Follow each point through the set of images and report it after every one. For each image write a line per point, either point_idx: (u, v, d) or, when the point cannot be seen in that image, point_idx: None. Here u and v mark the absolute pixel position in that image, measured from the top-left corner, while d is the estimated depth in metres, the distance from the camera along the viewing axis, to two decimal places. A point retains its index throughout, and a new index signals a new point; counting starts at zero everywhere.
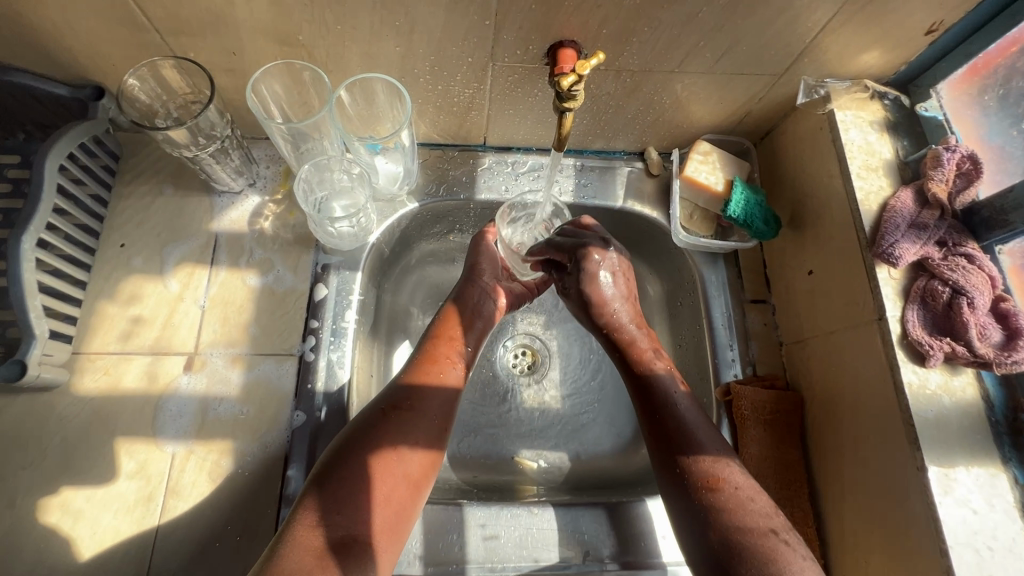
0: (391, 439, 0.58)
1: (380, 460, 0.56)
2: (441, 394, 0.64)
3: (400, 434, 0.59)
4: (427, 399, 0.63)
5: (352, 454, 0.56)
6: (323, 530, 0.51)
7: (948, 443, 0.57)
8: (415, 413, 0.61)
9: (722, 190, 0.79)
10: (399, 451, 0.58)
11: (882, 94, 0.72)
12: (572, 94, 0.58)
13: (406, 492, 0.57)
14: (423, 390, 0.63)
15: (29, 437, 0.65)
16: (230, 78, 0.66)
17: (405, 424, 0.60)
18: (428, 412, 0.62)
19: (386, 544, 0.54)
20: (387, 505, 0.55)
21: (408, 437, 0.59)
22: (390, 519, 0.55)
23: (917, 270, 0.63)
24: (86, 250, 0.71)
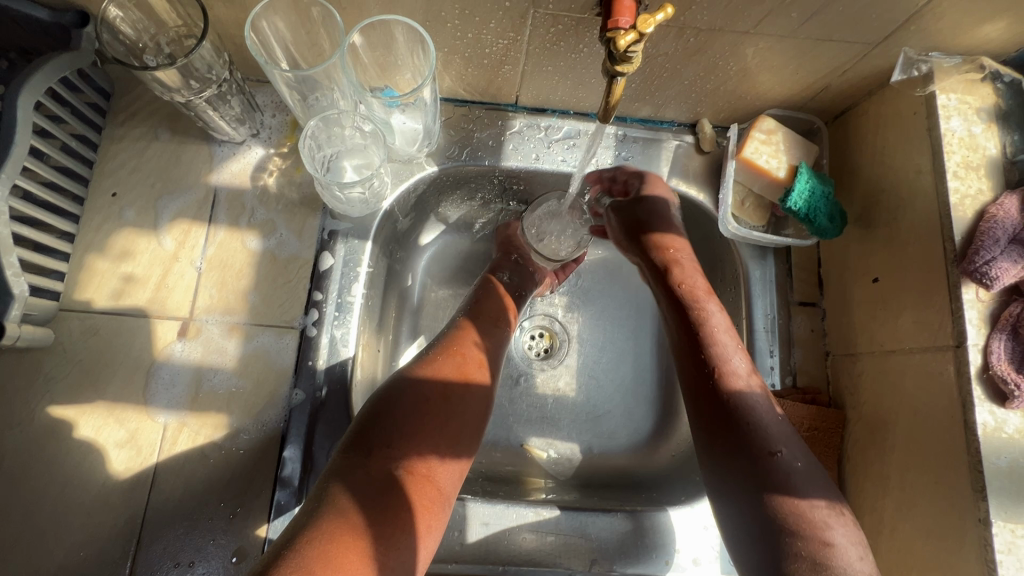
0: (438, 379, 0.58)
1: (430, 399, 0.56)
2: (484, 343, 0.65)
3: (450, 376, 0.59)
4: (477, 341, 0.64)
5: (399, 393, 0.56)
6: (373, 467, 0.51)
7: (1020, 495, 0.50)
8: (463, 358, 0.61)
9: (784, 177, 0.69)
10: (452, 389, 0.58)
11: (996, 75, 0.60)
12: (628, 57, 0.49)
13: (458, 430, 0.57)
14: (467, 339, 0.64)
15: (16, 397, 0.61)
16: (228, 10, 0.57)
17: (452, 365, 0.60)
18: (473, 355, 0.62)
19: (442, 483, 0.54)
20: (446, 440, 0.55)
21: (460, 375, 0.59)
22: (443, 460, 0.55)
23: (1011, 295, 0.54)
24: (74, 198, 0.65)
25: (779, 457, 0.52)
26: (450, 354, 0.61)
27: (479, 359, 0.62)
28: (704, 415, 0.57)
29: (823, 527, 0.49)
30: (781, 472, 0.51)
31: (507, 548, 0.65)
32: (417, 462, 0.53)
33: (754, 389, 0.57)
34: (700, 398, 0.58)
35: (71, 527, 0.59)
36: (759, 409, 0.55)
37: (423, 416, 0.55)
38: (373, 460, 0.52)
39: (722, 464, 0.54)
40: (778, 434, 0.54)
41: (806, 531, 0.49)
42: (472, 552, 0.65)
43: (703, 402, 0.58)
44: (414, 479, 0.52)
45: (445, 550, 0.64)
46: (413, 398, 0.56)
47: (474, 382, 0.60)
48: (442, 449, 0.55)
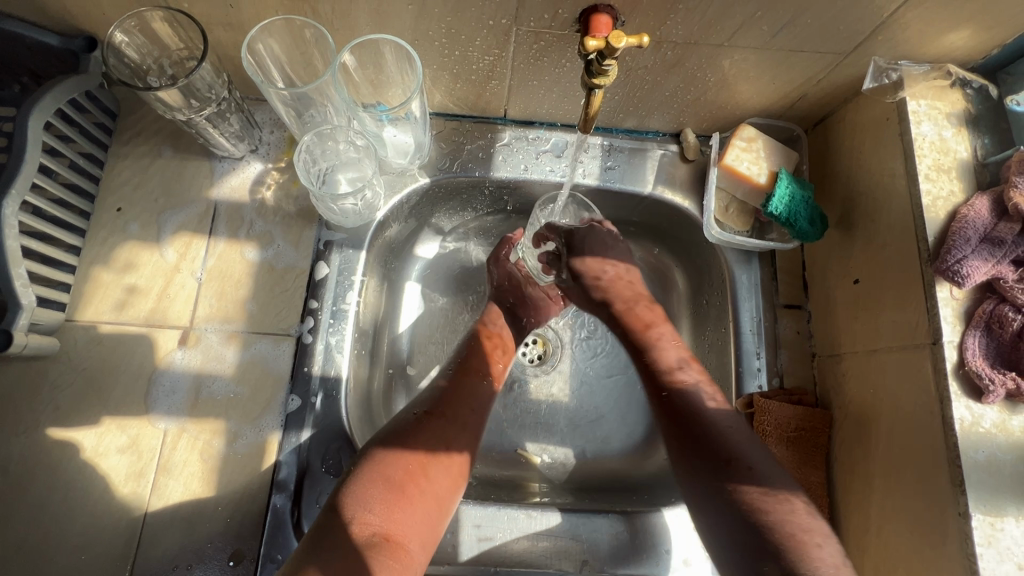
0: (426, 443, 0.58)
1: (413, 461, 0.56)
2: (468, 403, 0.65)
3: (435, 437, 0.59)
4: (456, 404, 0.64)
5: (385, 453, 0.57)
6: (354, 527, 0.51)
7: (998, 488, 0.51)
8: (448, 420, 0.62)
9: (765, 183, 0.71)
10: (432, 454, 0.58)
11: (965, 81, 0.62)
12: (604, 70, 0.51)
13: (439, 490, 0.57)
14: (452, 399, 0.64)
15: (23, 403, 0.63)
16: (227, 33, 0.61)
17: (437, 428, 0.60)
18: (455, 418, 0.62)
19: (415, 548, 0.53)
20: (422, 504, 0.55)
21: (441, 441, 0.59)
22: (419, 527, 0.54)
23: (984, 292, 0.56)
24: (80, 213, 0.68)
25: (786, 506, 0.51)
26: (433, 417, 0.61)
27: (461, 421, 0.63)
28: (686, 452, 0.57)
29: (801, 530, 0.49)
30: (739, 447, 0.55)
31: (499, 550, 0.66)
32: (395, 528, 0.52)
33: (676, 347, 0.67)
34: (688, 439, 0.57)
35: (74, 531, 0.60)
36: (733, 433, 0.56)
37: (403, 480, 0.55)
38: (355, 520, 0.51)
39: (694, 458, 0.56)
40: (761, 464, 0.54)
41: (769, 501, 0.51)
42: (464, 555, 0.65)
43: (687, 441, 0.57)
44: (393, 543, 0.51)
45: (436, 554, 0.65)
46: (400, 464, 0.56)
47: (456, 446, 0.60)
48: (421, 515, 0.54)
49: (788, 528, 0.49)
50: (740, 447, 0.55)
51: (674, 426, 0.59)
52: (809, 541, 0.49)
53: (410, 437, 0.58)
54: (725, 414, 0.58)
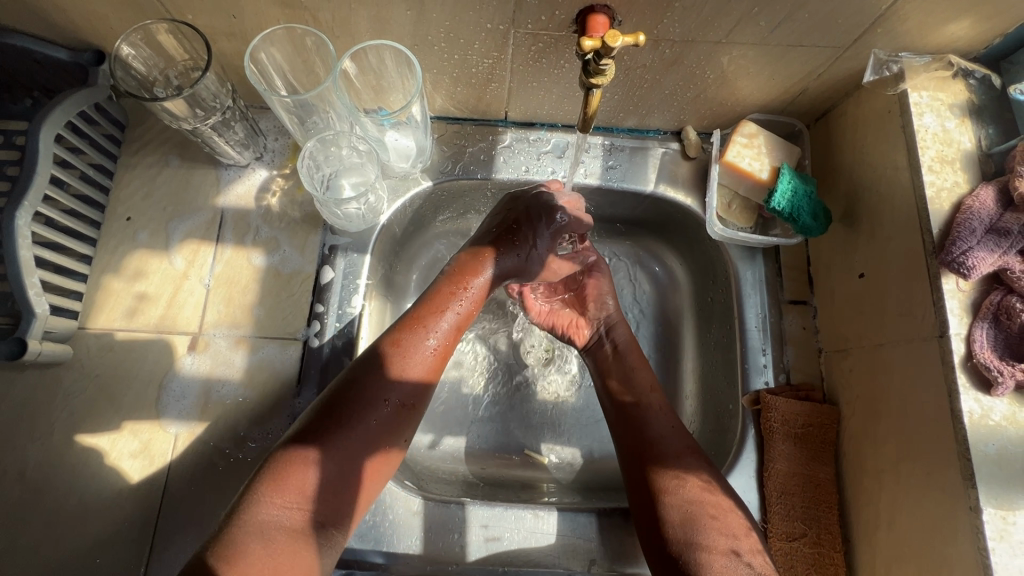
0: (364, 434, 0.54)
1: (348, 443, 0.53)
2: (416, 378, 0.58)
3: (375, 425, 0.55)
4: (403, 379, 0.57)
5: (318, 443, 0.52)
6: (280, 517, 0.49)
7: (1009, 481, 0.51)
8: (388, 406, 0.56)
9: (767, 179, 0.71)
10: (367, 440, 0.54)
11: (968, 71, 0.61)
12: (600, 70, 0.51)
13: (372, 467, 0.54)
14: (397, 375, 0.57)
15: (38, 410, 0.64)
16: (231, 43, 0.62)
17: (382, 414, 0.55)
18: (399, 396, 0.57)
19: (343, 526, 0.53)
20: (353, 487, 0.53)
21: (381, 424, 0.55)
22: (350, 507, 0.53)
23: (991, 284, 0.55)
24: (92, 223, 0.70)
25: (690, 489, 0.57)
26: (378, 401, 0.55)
27: (408, 402, 0.57)
28: (623, 432, 0.64)
29: (693, 489, 0.57)
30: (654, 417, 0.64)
31: (506, 551, 0.66)
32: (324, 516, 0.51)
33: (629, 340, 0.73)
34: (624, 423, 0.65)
35: (88, 534, 0.62)
36: (664, 425, 0.63)
37: (336, 471, 0.52)
38: (281, 511, 0.49)
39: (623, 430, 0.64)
40: (678, 446, 0.61)
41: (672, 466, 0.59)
42: (472, 555, 0.66)
43: (625, 426, 0.64)
44: (323, 533, 0.51)
45: (444, 554, 0.65)
46: (333, 458, 0.52)
47: (396, 429, 0.56)
48: (354, 502, 0.54)
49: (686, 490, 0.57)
50: (663, 435, 0.62)
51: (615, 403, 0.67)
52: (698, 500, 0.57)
53: (347, 425, 0.53)
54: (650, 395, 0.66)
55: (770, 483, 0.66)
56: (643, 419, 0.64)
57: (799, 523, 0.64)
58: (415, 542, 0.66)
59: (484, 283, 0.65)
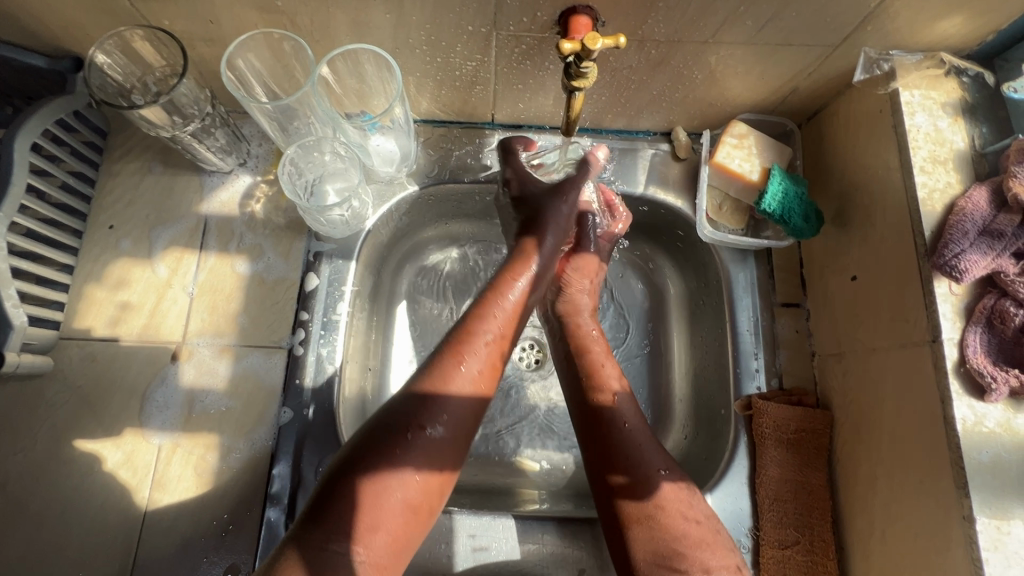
0: (415, 461, 0.51)
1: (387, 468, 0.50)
2: (467, 399, 0.55)
3: (421, 452, 0.51)
4: (448, 401, 0.54)
5: (365, 471, 0.49)
6: (326, 548, 0.46)
7: (1004, 490, 0.49)
8: (437, 432, 0.52)
9: (757, 180, 0.69)
10: (408, 466, 0.50)
11: (960, 69, 0.60)
12: (582, 73, 0.50)
13: (419, 491, 0.51)
14: (447, 396, 0.54)
15: (20, 422, 0.64)
16: (209, 48, 0.61)
17: (432, 438, 0.52)
18: (448, 419, 0.53)
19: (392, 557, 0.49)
20: (398, 513, 0.50)
21: (426, 451, 0.51)
22: (398, 538, 0.50)
23: (985, 287, 0.54)
24: (73, 232, 0.69)
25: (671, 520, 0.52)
26: (416, 422, 0.52)
27: (462, 426, 0.54)
28: (591, 448, 0.58)
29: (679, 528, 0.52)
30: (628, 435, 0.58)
31: (493, 561, 0.65)
32: (367, 548, 0.48)
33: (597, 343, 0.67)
34: (590, 435, 0.59)
35: (70, 547, 0.61)
36: (636, 436, 0.58)
37: (379, 496, 0.49)
38: (327, 544, 0.47)
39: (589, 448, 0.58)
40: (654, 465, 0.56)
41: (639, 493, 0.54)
42: (459, 565, 0.65)
43: (591, 441, 0.58)
44: (371, 564, 0.48)
45: (432, 565, 0.65)
46: (384, 489, 0.49)
47: (448, 456, 0.53)
48: (400, 533, 0.50)
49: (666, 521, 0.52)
50: (637, 446, 0.57)
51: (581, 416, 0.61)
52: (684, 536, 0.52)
53: (395, 451, 0.50)
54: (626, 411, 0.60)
55: (762, 490, 0.65)
56: (616, 432, 0.58)
57: (792, 530, 0.63)
58: None
59: (522, 295, 0.63)
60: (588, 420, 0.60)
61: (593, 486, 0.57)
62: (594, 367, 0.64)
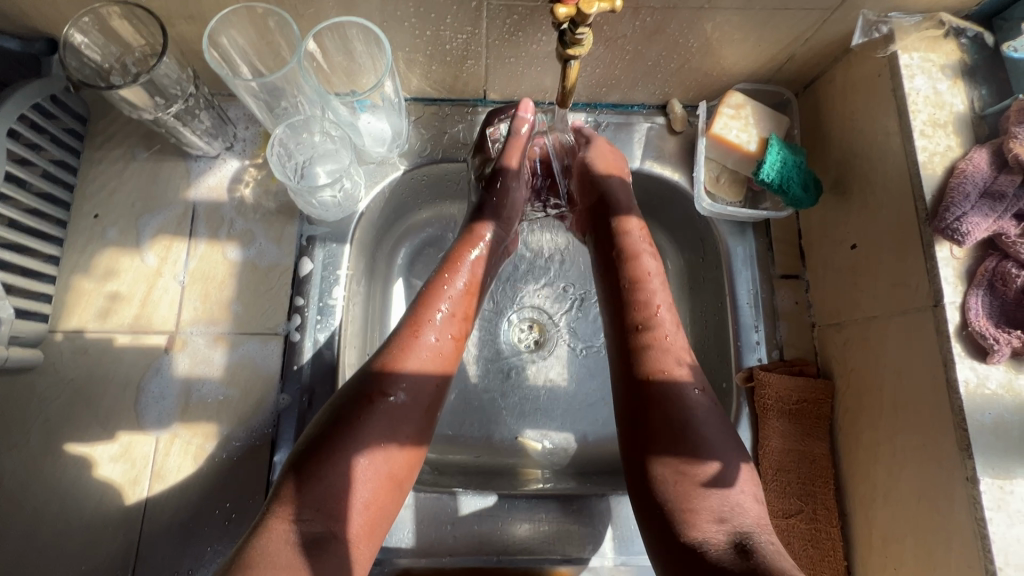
0: (377, 430, 0.51)
1: (349, 443, 0.49)
2: (426, 371, 0.55)
3: (383, 426, 0.51)
4: (405, 375, 0.54)
5: (330, 446, 0.49)
6: (297, 529, 0.46)
7: (1006, 449, 0.50)
8: (399, 405, 0.52)
9: (755, 150, 0.69)
10: (372, 442, 0.50)
11: (959, 30, 0.59)
12: (577, 39, 0.49)
13: (386, 463, 0.51)
14: (405, 370, 0.54)
15: (12, 417, 0.63)
16: (190, 26, 0.59)
17: (393, 409, 0.52)
18: (408, 391, 0.53)
19: (369, 528, 0.49)
20: (367, 483, 0.49)
21: (393, 426, 0.51)
22: (372, 510, 0.49)
23: (986, 250, 0.54)
24: (58, 222, 0.67)
25: (725, 490, 0.49)
26: (377, 392, 0.52)
27: (423, 395, 0.54)
28: (635, 421, 0.53)
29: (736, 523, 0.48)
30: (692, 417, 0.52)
31: (500, 540, 0.65)
32: (342, 524, 0.47)
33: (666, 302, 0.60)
34: (635, 404, 0.54)
35: (71, 541, 0.60)
36: (699, 413, 0.52)
37: (345, 468, 0.48)
38: (300, 522, 0.46)
39: (633, 421, 0.54)
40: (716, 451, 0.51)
41: (686, 474, 0.49)
42: (465, 545, 0.65)
43: (637, 415, 0.53)
44: (346, 537, 0.47)
45: (437, 546, 0.65)
46: (352, 461, 0.49)
47: (412, 427, 0.53)
48: (374, 507, 0.50)
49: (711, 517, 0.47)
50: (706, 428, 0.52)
51: (626, 391, 0.56)
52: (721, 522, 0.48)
53: (359, 423, 0.50)
54: (687, 390, 0.53)
55: (765, 460, 0.65)
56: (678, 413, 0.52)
57: (796, 500, 0.64)
58: (408, 535, 0.65)
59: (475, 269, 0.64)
60: (635, 392, 0.55)
61: (632, 461, 0.53)
62: (669, 345, 0.57)
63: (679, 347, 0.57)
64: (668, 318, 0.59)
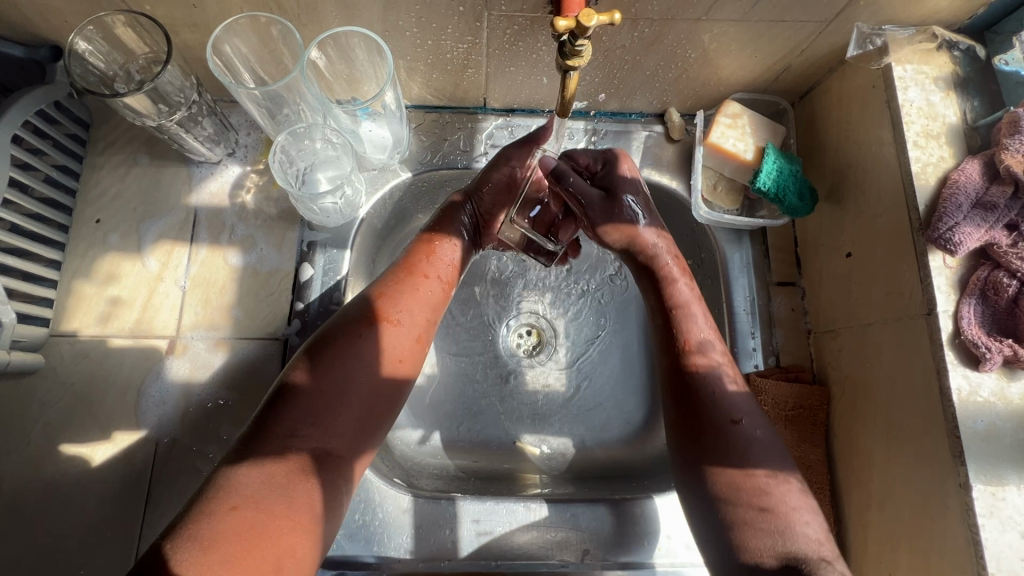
0: (374, 355, 0.54)
1: (344, 364, 0.52)
2: (420, 305, 0.59)
3: (380, 352, 0.55)
4: (401, 307, 0.58)
5: (326, 365, 0.52)
6: (292, 441, 0.48)
7: (998, 455, 0.50)
8: (393, 333, 0.56)
9: (752, 159, 0.69)
10: (366, 365, 0.53)
11: (951, 43, 0.60)
12: (576, 51, 0.49)
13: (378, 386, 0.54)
14: (398, 301, 0.58)
15: (12, 421, 0.63)
16: (194, 34, 0.59)
17: (386, 338, 0.55)
18: (403, 320, 0.57)
19: (361, 449, 0.53)
20: (359, 406, 0.52)
21: (387, 354, 0.55)
22: (367, 435, 0.53)
23: (978, 259, 0.55)
24: (59, 227, 0.68)
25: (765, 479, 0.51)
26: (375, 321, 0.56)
27: (416, 328, 0.58)
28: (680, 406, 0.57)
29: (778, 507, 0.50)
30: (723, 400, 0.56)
31: (499, 544, 0.66)
32: (335, 442, 0.50)
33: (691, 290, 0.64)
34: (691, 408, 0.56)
35: (70, 545, 0.60)
36: (729, 395, 0.56)
37: (342, 390, 0.51)
38: (293, 437, 0.48)
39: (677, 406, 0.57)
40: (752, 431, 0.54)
41: (731, 460, 0.52)
42: (464, 550, 0.65)
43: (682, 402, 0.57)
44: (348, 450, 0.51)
45: (436, 551, 0.65)
46: (346, 379, 0.52)
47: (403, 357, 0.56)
48: (365, 429, 0.53)
49: (762, 507, 0.50)
50: (737, 409, 0.55)
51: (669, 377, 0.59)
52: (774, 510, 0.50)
53: (353, 346, 0.53)
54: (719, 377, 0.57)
55: None
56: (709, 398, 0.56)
57: None
58: (406, 541, 0.65)
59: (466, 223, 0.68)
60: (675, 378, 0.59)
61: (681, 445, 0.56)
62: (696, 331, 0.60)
63: (709, 333, 0.61)
64: (692, 303, 0.63)
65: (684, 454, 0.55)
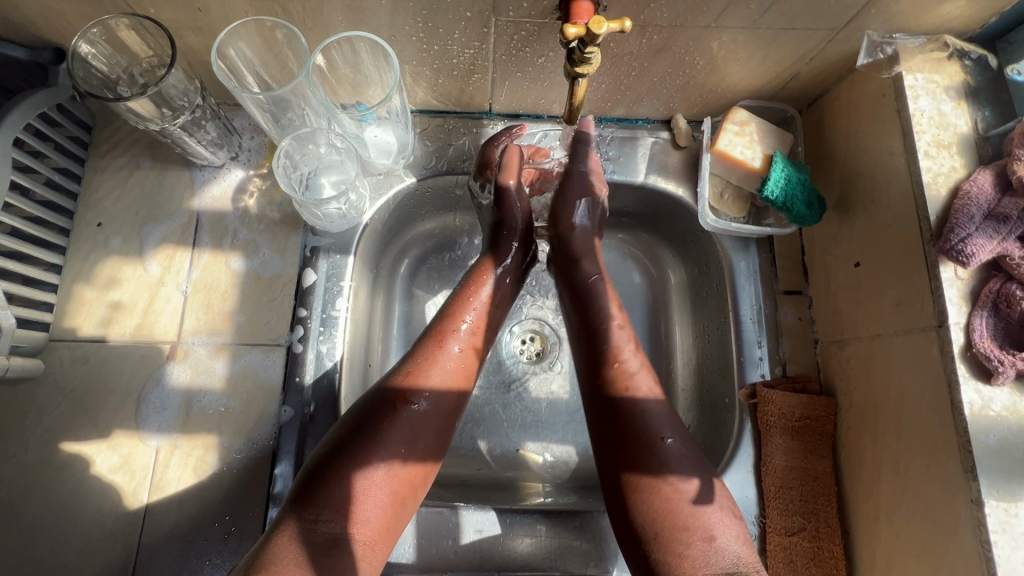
0: (400, 437, 0.51)
1: (372, 444, 0.50)
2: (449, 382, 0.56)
3: (409, 431, 0.52)
4: (428, 381, 0.55)
5: (353, 446, 0.50)
6: (315, 528, 0.46)
7: (1011, 471, 0.50)
8: (422, 412, 0.53)
9: (759, 167, 0.69)
10: (393, 446, 0.50)
11: (963, 52, 0.60)
12: (585, 58, 0.49)
13: (408, 469, 0.51)
14: (428, 379, 0.55)
15: (11, 427, 0.62)
16: (198, 37, 0.59)
17: (414, 416, 0.52)
18: (432, 400, 0.54)
19: (384, 532, 0.49)
20: (385, 488, 0.49)
21: (415, 435, 0.52)
22: (392, 517, 0.50)
23: (990, 271, 0.54)
24: (60, 231, 0.67)
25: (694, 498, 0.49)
26: (402, 397, 0.53)
27: (445, 405, 0.55)
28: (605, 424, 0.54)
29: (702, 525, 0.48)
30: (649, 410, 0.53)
31: (502, 555, 0.65)
32: (359, 529, 0.47)
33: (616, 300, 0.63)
34: (604, 421, 0.54)
35: (67, 553, 0.59)
36: (651, 404, 0.54)
37: (367, 470, 0.49)
38: (318, 523, 0.46)
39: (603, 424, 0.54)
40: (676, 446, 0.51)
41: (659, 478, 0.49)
42: (466, 560, 0.64)
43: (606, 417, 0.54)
44: (362, 541, 0.47)
45: (438, 561, 0.64)
46: (373, 464, 0.49)
47: (431, 436, 0.53)
48: (390, 511, 0.49)
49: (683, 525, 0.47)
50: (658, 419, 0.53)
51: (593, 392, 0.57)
52: (693, 530, 0.47)
53: (381, 426, 0.51)
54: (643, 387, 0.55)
55: (768, 477, 0.65)
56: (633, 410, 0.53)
57: (798, 517, 0.63)
58: (408, 551, 0.64)
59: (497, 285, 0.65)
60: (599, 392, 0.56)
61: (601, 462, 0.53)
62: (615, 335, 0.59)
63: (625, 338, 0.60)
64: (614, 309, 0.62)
65: (607, 470, 0.52)
